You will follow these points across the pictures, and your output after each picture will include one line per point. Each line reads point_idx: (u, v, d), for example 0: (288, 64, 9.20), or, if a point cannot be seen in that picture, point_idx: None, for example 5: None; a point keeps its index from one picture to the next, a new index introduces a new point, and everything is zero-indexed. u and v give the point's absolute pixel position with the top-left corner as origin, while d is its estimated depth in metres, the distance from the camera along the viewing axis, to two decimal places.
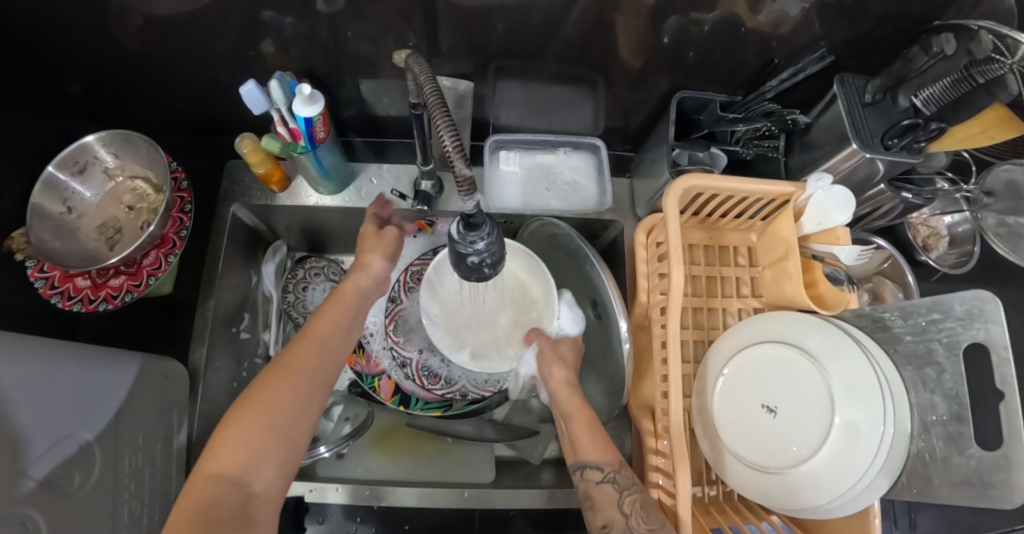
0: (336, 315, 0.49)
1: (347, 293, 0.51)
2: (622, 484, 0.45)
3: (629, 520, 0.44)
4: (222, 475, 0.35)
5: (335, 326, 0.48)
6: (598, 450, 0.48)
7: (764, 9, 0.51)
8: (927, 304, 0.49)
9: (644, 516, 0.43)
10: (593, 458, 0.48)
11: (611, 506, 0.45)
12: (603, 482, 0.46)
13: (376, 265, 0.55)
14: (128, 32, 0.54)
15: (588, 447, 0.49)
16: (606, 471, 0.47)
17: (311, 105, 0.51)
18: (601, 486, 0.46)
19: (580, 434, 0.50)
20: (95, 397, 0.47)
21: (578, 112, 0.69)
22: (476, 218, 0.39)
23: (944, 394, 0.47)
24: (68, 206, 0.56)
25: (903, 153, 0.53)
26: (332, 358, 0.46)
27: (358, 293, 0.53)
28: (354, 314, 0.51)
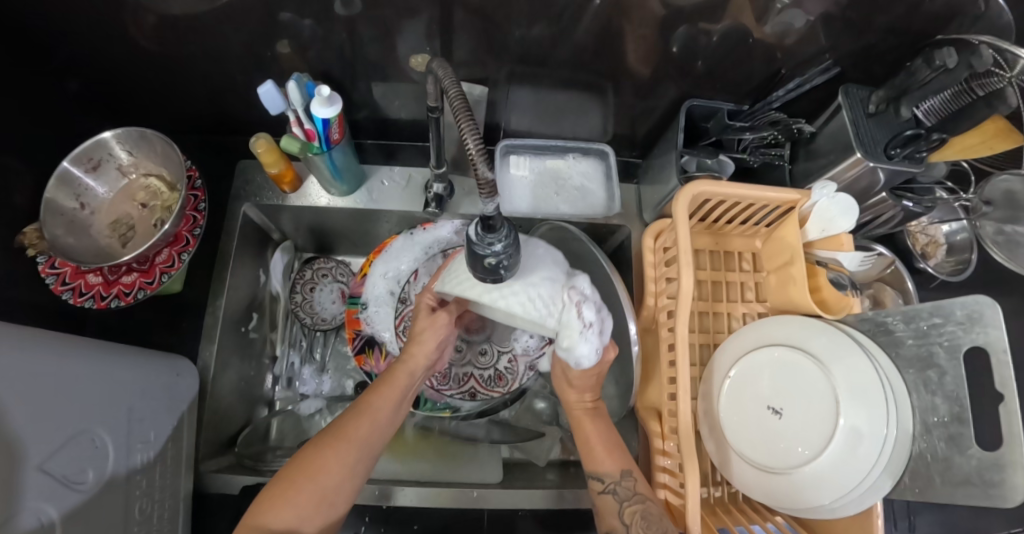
0: (391, 396, 0.51)
1: (402, 376, 0.52)
2: (622, 495, 0.51)
3: (630, 528, 0.49)
4: (270, 523, 0.40)
5: (387, 404, 0.50)
6: (608, 461, 0.53)
7: (771, 21, 0.52)
8: (929, 309, 0.51)
9: (645, 526, 0.48)
10: (596, 469, 0.54)
11: (613, 516, 0.50)
12: (604, 491, 0.52)
13: (428, 347, 0.56)
14: (145, 31, 0.54)
15: (597, 461, 0.54)
16: (607, 482, 0.52)
17: (329, 106, 0.52)
18: (605, 496, 0.52)
19: (594, 447, 0.55)
20: (110, 392, 0.47)
21: (587, 118, 0.70)
22: (495, 220, 0.40)
23: (946, 396, 0.48)
24: (81, 203, 0.56)
25: (905, 161, 0.55)
26: (381, 436, 0.49)
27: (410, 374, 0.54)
28: (405, 394, 0.53)
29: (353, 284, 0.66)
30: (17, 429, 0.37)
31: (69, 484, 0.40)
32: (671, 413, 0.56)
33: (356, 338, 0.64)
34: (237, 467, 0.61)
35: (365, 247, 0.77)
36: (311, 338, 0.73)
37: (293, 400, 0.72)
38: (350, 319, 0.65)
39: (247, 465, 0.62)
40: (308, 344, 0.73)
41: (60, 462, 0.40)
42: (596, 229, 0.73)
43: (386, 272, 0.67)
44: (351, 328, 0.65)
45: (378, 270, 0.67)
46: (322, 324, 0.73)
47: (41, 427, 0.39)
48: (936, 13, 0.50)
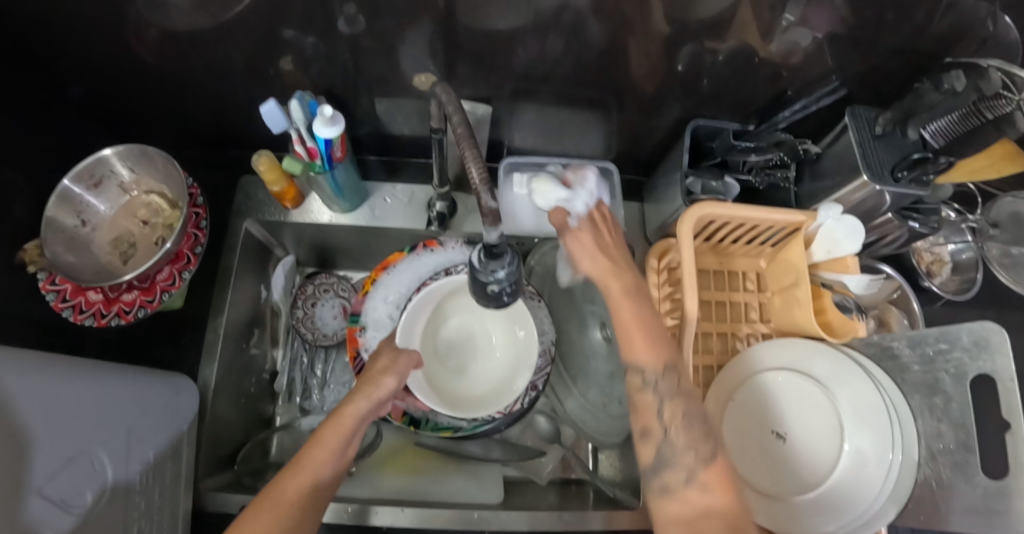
0: (331, 443, 0.46)
1: (346, 419, 0.46)
2: (665, 393, 0.44)
3: (668, 429, 0.43)
4: None
5: (330, 454, 0.45)
6: (646, 351, 0.45)
7: (776, 39, 0.52)
8: (935, 334, 0.50)
9: (687, 427, 0.43)
10: (637, 351, 0.45)
11: (650, 414, 0.44)
12: (644, 386, 0.44)
13: (384, 386, 0.51)
14: (146, 47, 0.54)
15: (634, 349, 0.45)
16: (648, 374, 0.45)
17: (331, 127, 0.51)
18: (645, 393, 0.44)
19: (630, 332, 0.46)
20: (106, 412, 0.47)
21: (591, 135, 0.70)
22: (500, 246, 0.40)
23: (951, 423, 0.48)
24: (82, 219, 0.56)
25: (910, 185, 0.54)
26: (327, 489, 0.45)
27: (361, 415, 0.48)
28: (351, 437, 0.47)
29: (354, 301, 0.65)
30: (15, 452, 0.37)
31: (66, 507, 0.40)
32: None
33: (356, 357, 0.62)
34: (236, 486, 0.61)
35: (367, 263, 0.77)
36: (313, 354, 0.72)
37: (293, 416, 0.71)
38: (351, 338, 0.63)
39: (246, 484, 0.62)
40: (309, 360, 0.72)
41: (58, 486, 0.40)
42: None
43: (386, 297, 0.65)
44: (351, 347, 0.63)
45: (377, 294, 0.65)
46: (323, 340, 0.72)
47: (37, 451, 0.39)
48: (945, 36, 0.50)
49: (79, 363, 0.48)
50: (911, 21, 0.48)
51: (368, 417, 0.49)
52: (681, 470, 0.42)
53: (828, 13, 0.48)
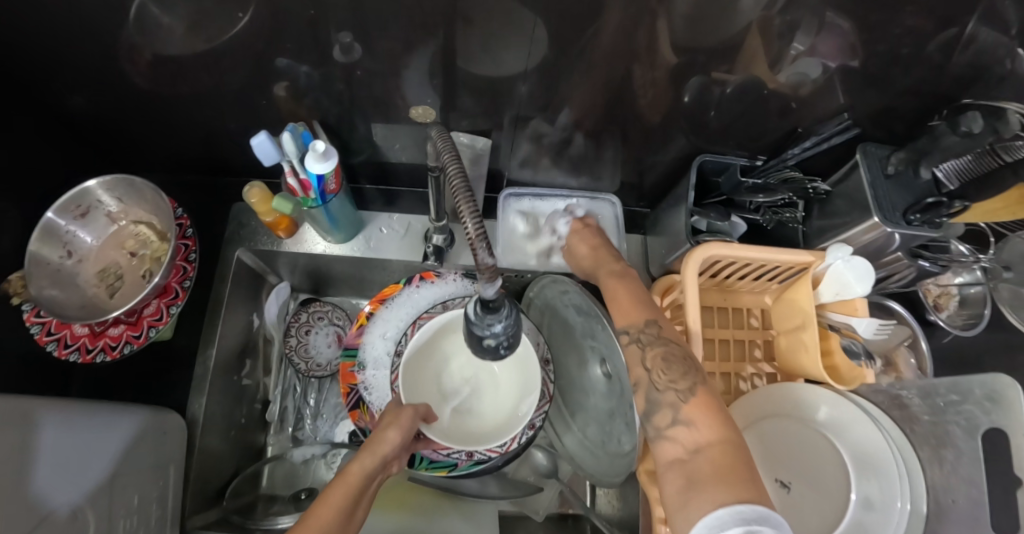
0: (339, 501, 0.44)
1: (353, 475, 0.46)
2: (645, 341, 0.47)
3: (651, 374, 0.45)
4: None
5: (333, 513, 0.43)
6: (631, 313, 0.49)
7: (785, 71, 0.50)
8: (946, 384, 0.49)
9: (665, 368, 0.44)
10: (622, 323, 0.50)
11: (635, 366, 0.47)
12: (630, 343, 0.48)
13: (388, 441, 0.50)
14: (140, 67, 0.52)
15: (623, 312, 0.50)
16: (631, 333, 0.48)
17: (325, 162, 0.50)
18: (629, 349, 0.48)
19: (619, 302, 0.51)
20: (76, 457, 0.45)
21: (592, 166, 0.68)
22: (497, 299, 0.39)
23: (961, 478, 0.46)
24: (68, 250, 0.54)
25: (924, 227, 0.52)
26: None
27: (366, 475, 0.48)
28: (358, 499, 0.46)
29: (349, 335, 0.63)
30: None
31: None
32: None
33: (351, 392, 0.61)
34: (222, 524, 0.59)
35: (361, 291, 0.75)
36: (306, 384, 0.72)
37: (285, 446, 0.70)
38: (345, 373, 0.61)
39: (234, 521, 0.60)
40: (302, 389, 0.71)
41: None
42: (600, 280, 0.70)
43: (385, 332, 0.63)
44: (345, 382, 0.61)
45: (376, 331, 0.63)
46: (317, 371, 0.71)
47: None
48: (963, 75, 0.48)
49: (62, 410, 0.47)
50: (927, 56, 0.47)
51: (373, 476, 0.49)
52: (668, 412, 0.42)
53: (840, 46, 0.47)
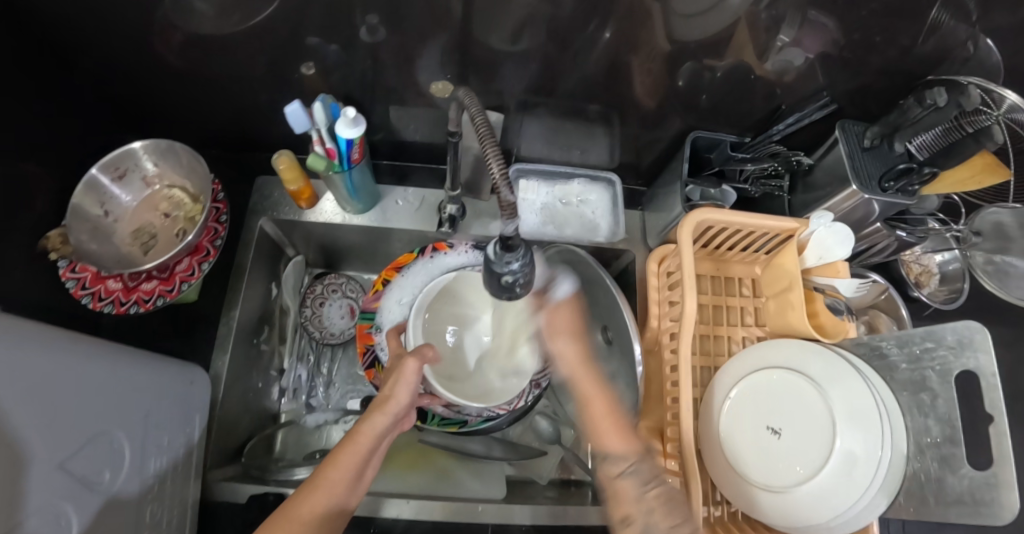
0: (347, 463, 0.44)
1: (363, 438, 0.45)
2: (644, 476, 0.47)
3: (650, 517, 0.44)
4: None
5: (344, 477, 0.44)
6: (620, 439, 0.49)
7: (772, 59, 0.56)
8: (920, 333, 0.53)
9: (668, 511, 0.44)
10: (617, 451, 0.49)
11: (630, 501, 0.46)
12: (624, 474, 0.47)
13: (396, 399, 0.48)
14: (168, 47, 0.57)
15: (604, 438, 0.50)
16: (627, 463, 0.48)
17: (353, 127, 0.54)
18: (622, 480, 0.47)
19: (598, 419, 0.51)
20: (118, 392, 0.47)
21: (593, 147, 0.73)
22: (514, 240, 0.43)
23: (937, 418, 0.51)
24: (106, 210, 0.59)
25: (898, 195, 0.58)
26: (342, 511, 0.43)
27: (378, 434, 0.47)
28: (367, 458, 0.45)
29: (367, 299, 0.67)
30: (26, 437, 0.36)
31: (84, 483, 0.41)
32: (673, 432, 0.58)
33: (367, 352, 0.65)
34: (242, 478, 0.62)
35: (374, 263, 0.79)
36: (319, 352, 0.75)
37: (299, 412, 0.73)
38: (362, 334, 0.65)
39: (254, 476, 0.63)
40: (314, 358, 0.75)
41: (79, 463, 0.41)
42: (601, 252, 0.75)
43: (401, 298, 0.67)
44: (362, 343, 0.65)
45: (393, 296, 0.67)
46: (331, 339, 0.74)
47: (56, 430, 0.39)
48: (927, 57, 0.54)
49: (99, 343, 0.47)
50: (892, 42, 0.53)
51: (387, 433, 0.48)
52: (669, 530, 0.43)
53: (816, 32, 0.53)
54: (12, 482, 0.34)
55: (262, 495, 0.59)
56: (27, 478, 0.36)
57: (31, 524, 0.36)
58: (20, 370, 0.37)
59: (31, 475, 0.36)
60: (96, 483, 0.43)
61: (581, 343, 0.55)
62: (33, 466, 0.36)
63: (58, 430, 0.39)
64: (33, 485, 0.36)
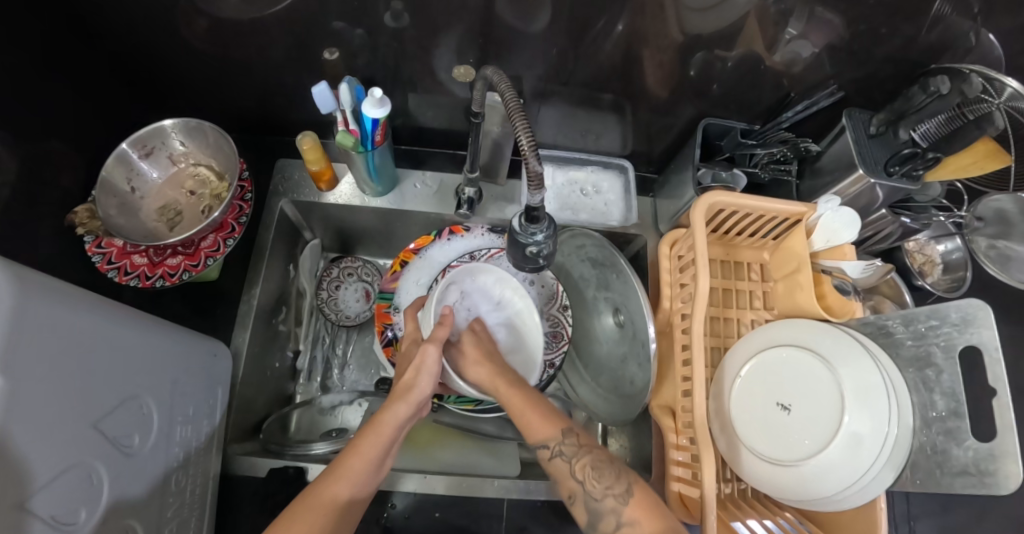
0: (370, 452, 0.46)
1: (386, 429, 0.47)
2: (569, 454, 0.50)
3: (585, 484, 0.49)
4: None
5: (366, 463, 0.46)
6: (544, 427, 0.51)
7: (780, 50, 0.59)
8: (925, 311, 0.55)
9: (597, 476, 0.49)
10: (543, 437, 0.51)
11: (569, 479, 0.50)
12: (554, 457, 0.51)
13: (420, 390, 0.50)
14: (194, 32, 0.58)
15: (531, 430, 0.52)
16: (553, 445, 0.51)
17: (380, 108, 0.55)
18: (555, 462, 0.51)
19: (523, 414, 0.52)
20: (150, 359, 0.48)
21: (606, 134, 0.75)
22: (539, 212, 0.45)
23: (943, 392, 0.52)
24: (132, 186, 0.60)
25: (903, 180, 0.60)
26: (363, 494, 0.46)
27: (400, 423, 0.49)
28: (388, 448, 0.48)
29: (386, 279, 0.69)
30: (64, 395, 0.37)
31: (115, 444, 0.42)
32: (684, 409, 0.60)
33: (385, 330, 0.67)
34: (260, 453, 0.63)
35: (390, 246, 0.80)
36: (334, 334, 0.77)
37: (315, 393, 0.74)
38: (379, 314, 0.67)
39: (272, 450, 0.64)
40: (330, 340, 0.77)
41: (111, 423, 0.42)
42: (613, 237, 0.76)
43: (419, 279, 0.69)
44: (380, 322, 0.67)
45: (411, 277, 0.69)
46: (346, 321, 0.76)
47: (89, 391, 0.40)
48: (931, 46, 0.56)
49: (134, 311, 0.48)
50: (897, 33, 0.55)
51: (406, 423, 0.50)
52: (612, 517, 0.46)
53: (823, 23, 0.55)
54: (49, 438, 0.35)
55: (281, 469, 0.60)
56: (62, 433, 0.37)
57: (65, 478, 0.37)
58: (63, 330, 0.38)
59: (66, 429, 0.37)
60: (127, 446, 0.44)
61: (490, 366, 0.55)
62: (68, 422, 0.37)
63: (91, 391, 0.40)
64: (67, 441, 0.37)
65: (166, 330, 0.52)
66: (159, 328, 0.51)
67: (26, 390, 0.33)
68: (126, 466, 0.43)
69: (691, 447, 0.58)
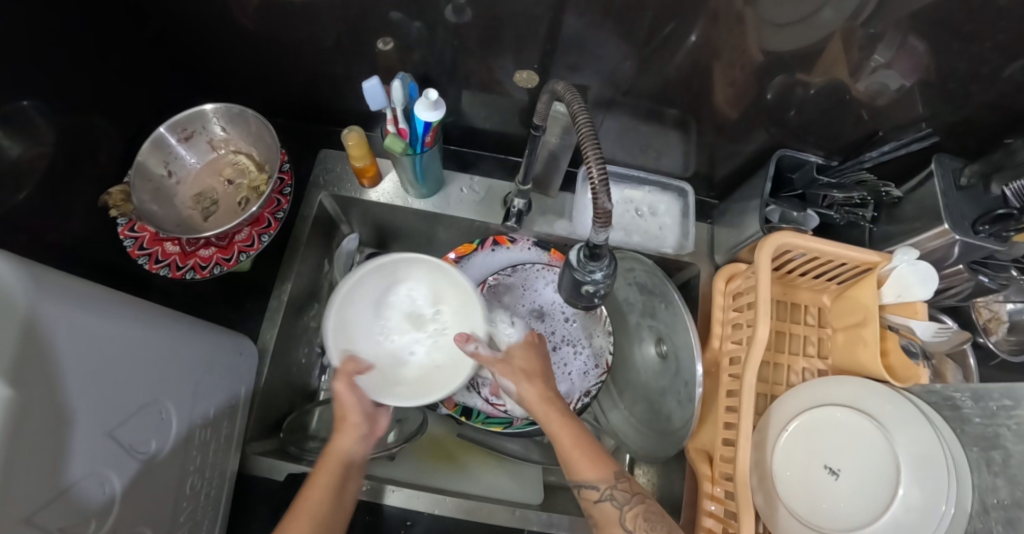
0: (325, 484, 0.45)
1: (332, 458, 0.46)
2: (620, 500, 0.45)
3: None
4: None
5: (323, 497, 0.44)
6: (592, 468, 0.46)
7: (866, 79, 0.53)
8: (999, 389, 0.50)
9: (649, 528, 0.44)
10: (588, 478, 0.46)
11: (614, 525, 0.45)
12: (601, 500, 0.46)
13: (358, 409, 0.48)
14: (246, 12, 0.55)
15: (583, 470, 0.46)
16: (602, 489, 0.46)
17: (433, 111, 0.51)
18: (601, 505, 0.46)
19: (567, 452, 0.47)
20: (170, 362, 0.46)
21: (668, 154, 0.71)
22: (600, 250, 0.41)
23: (1008, 479, 0.48)
24: (169, 171, 0.59)
25: (989, 239, 0.54)
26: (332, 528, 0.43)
27: (350, 449, 0.48)
28: (345, 476, 0.46)
29: None
30: (81, 405, 0.35)
31: (131, 452, 0.40)
32: (723, 459, 0.56)
33: None
34: (278, 453, 0.62)
35: (427, 249, 0.77)
36: None
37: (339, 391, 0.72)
38: None
39: (290, 452, 0.62)
40: None
41: (128, 430, 0.40)
42: (664, 263, 0.72)
43: None
44: None
45: None
46: None
47: (107, 397, 0.37)
48: None
49: (154, 310, 0.46)
50: (1006, 78, 0.49)
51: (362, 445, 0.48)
52: None
53: (923, 58, 0.49)
54: (61, 455, 0.33)
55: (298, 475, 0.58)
56: (78, 445, 0.34)
57: (77, 492, 0.34)
58: (79, 335, 0.35)
59: (81, 439, 0.35)
60: (144, 451, 0.42)
61: (541, 383, 0.51)
62: (81, 434, 0.35)
63: (109, 399, 0.37)
64: (81, 454, 0.35)
65: (187, 330, 0.50)
66: (179, 328, 0.48)
67: (48, 401, 0.31)
68: (141, 472, 0.41)
69: (729, 501, 0.54)
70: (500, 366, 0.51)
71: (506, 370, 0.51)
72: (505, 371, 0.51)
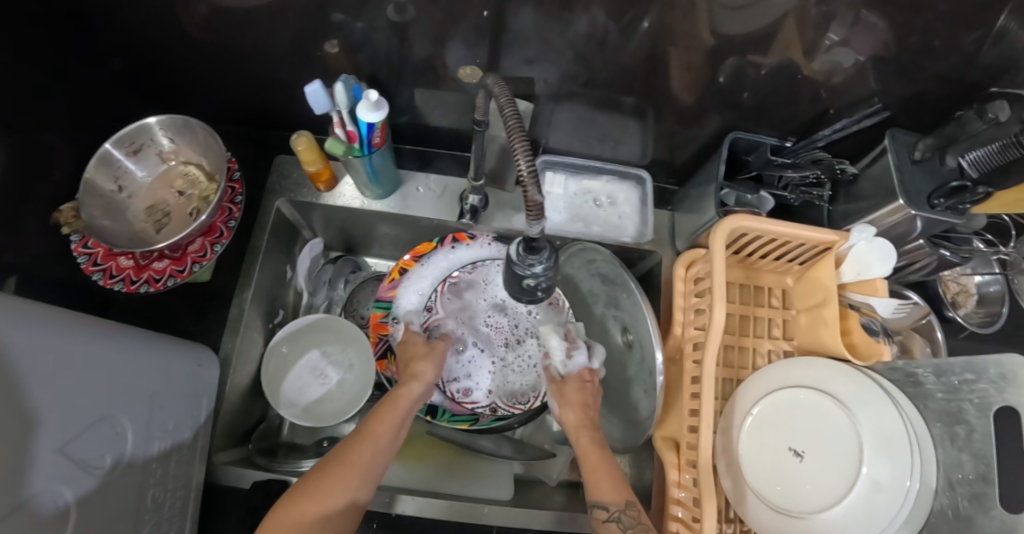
0: (392, 418, 0.49)
1: (403, 396, 0.50)
2: (627, 524, 0.45)
3: None
4: None
5: (389, 427, 0.48)
6: (606, 488, 0.47)
7: (818, 57, 0.52)
8: (961, 364, 0.50)
9: None
10: (602, 496, 0.47)
11: None
12: (608, 521, 0.45)
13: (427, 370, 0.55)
14: (194, 21, 0.54)
15: (596, 488, 0.48)
16: (612, 510, 0.46)
17: (375, 111, 0.51)
18: (608, 525, 0.45)
19: (590, 475, 0.49)
20: (122, 375, 0.45)
21: (627, 142, 0.70)
22: (538, 242, 0.41)
23: (972, 454, 0.47)
24: (119, 186, 0.60)
25: (946, 213, 0.53)
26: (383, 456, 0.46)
27: (415, 398, 0.52)
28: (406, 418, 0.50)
29: (383, 287, 0.67)
30: (27, 423, 0.34)
31: (86, 467, 0.40)
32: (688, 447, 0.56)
33: (380, 341, 0.66)
34: (246, 462, 0.62)
35: (391, 250, 0.77)
36: None
37: None
38: (375, 323, 0.66)
39: (256, 461, 0.63)
40: None
41: (82, 446, 0.39)
42: (627, 252, 0.72)
43: (419, 289, 0.67)
44: (376, 332, 0.66)
45: (411, 286, 0.67)
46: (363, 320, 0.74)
47: (58, 412, 0.37)
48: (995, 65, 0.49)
49: (103, 324, 0.46)
50: (956, 49, 0.49)
51: (420, 399, 0.53)
52: None
53: (872, 32, 0.48)
54: (11, 476, 0.32)
55: (264, 483, 0.57)
56: (26, 464, 0.34)
57: (30, 512, 0.34)
58: (20, 352, 0.35)
59: (29, 457, 0.34)
60: (97, 466, 0.41)
61: (580, 409, 0.54)
62: (31, 453, 0.34)
63: (59, 414, 0.37)
64: (31, 473, 0.34)
65: (140, 342, 0.49)
66: (132, 341, 0.48)
67: None
68: (97, 489, 0.41)
69: (695, 488, 0.54)
70: (551, 388, 0.57)
71: (561, 397, 0.55)
72: (555, 393, 0.56)
